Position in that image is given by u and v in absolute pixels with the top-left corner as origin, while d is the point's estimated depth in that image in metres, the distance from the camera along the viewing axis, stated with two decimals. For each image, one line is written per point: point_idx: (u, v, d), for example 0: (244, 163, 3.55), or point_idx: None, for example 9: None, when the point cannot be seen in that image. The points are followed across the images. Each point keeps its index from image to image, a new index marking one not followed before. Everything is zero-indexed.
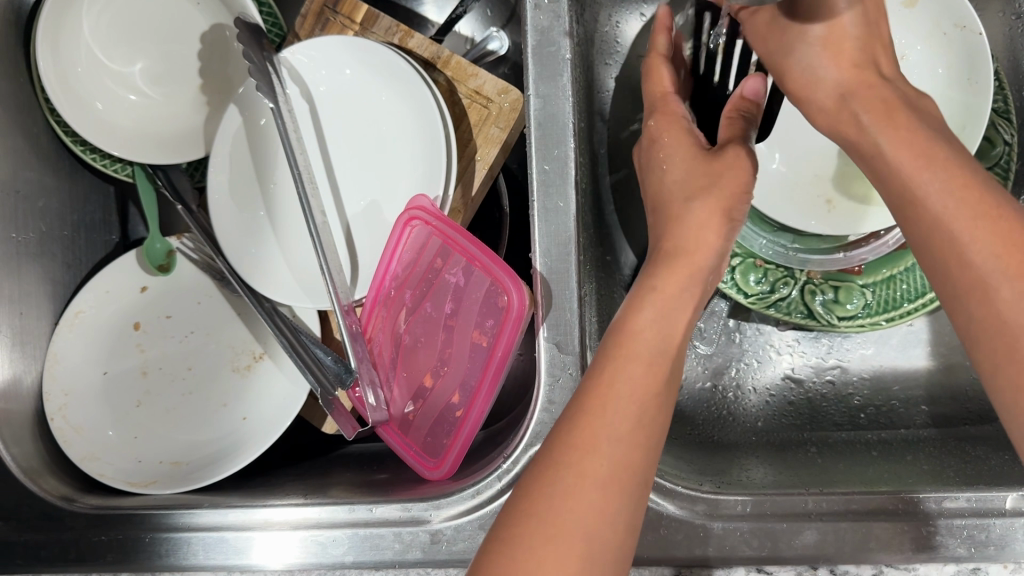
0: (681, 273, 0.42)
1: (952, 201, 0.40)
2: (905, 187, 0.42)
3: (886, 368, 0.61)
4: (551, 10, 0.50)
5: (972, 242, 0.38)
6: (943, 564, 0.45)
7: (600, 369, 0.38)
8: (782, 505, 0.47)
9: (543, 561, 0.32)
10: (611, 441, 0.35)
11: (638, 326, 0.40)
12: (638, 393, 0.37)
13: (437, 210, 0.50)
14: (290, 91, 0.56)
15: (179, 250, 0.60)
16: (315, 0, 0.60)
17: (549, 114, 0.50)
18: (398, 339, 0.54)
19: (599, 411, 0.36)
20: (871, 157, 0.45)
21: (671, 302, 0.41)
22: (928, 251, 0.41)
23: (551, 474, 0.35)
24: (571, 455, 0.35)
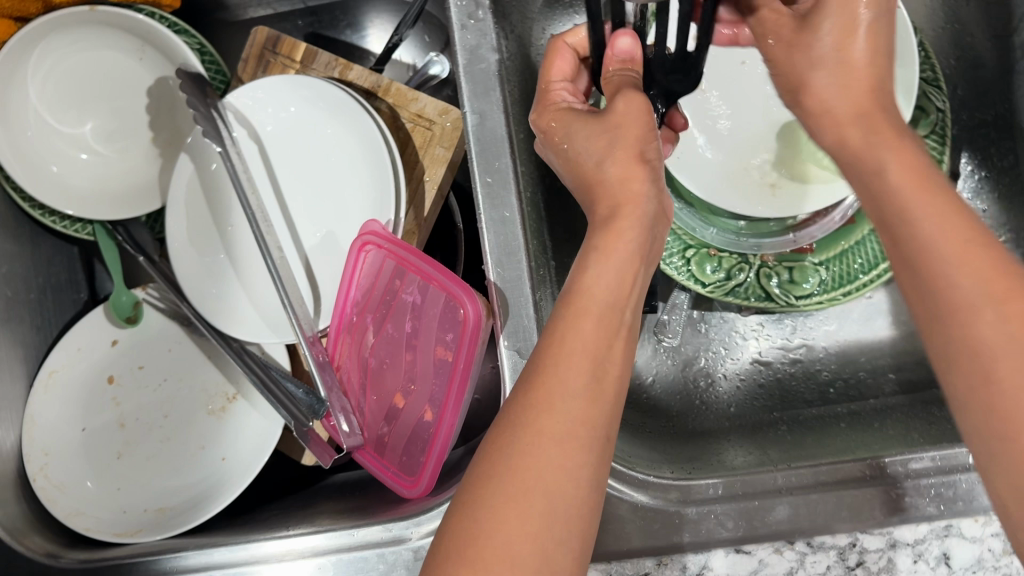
0: (621, 231, 0.42)
1: (972, 273, 0.35)
2: (922, 253, 0.36)
3: (850, 342, 0.62)
4: (478, 29, 0.51)
5: (989, 329, 0.33)
6: (917, 524, 0.46)
7: (549, 337, 0.39)
8: (752, 484, 0.48)
9: (505, 520, 0.34)
10: (566, 398, 0.37)
11: (585, 286, 0.41)
12: (587, 354, 0.38)
13: (388, 233, 0.51)
14: (237, 135, 0.58)
15: (146, 300, 0.61)
16: (255, 44, 0.61)
17: (487, 128, 0.51)
18: (365, 363, 0.55)
19: (552, 370, 0.38)
20: (890, 210, 0.39)
21: (614, 259, 0.42)
22: (933, 320, 0.36)
23: (510, 432, 0.36)
24: (528, 413, 0.37)
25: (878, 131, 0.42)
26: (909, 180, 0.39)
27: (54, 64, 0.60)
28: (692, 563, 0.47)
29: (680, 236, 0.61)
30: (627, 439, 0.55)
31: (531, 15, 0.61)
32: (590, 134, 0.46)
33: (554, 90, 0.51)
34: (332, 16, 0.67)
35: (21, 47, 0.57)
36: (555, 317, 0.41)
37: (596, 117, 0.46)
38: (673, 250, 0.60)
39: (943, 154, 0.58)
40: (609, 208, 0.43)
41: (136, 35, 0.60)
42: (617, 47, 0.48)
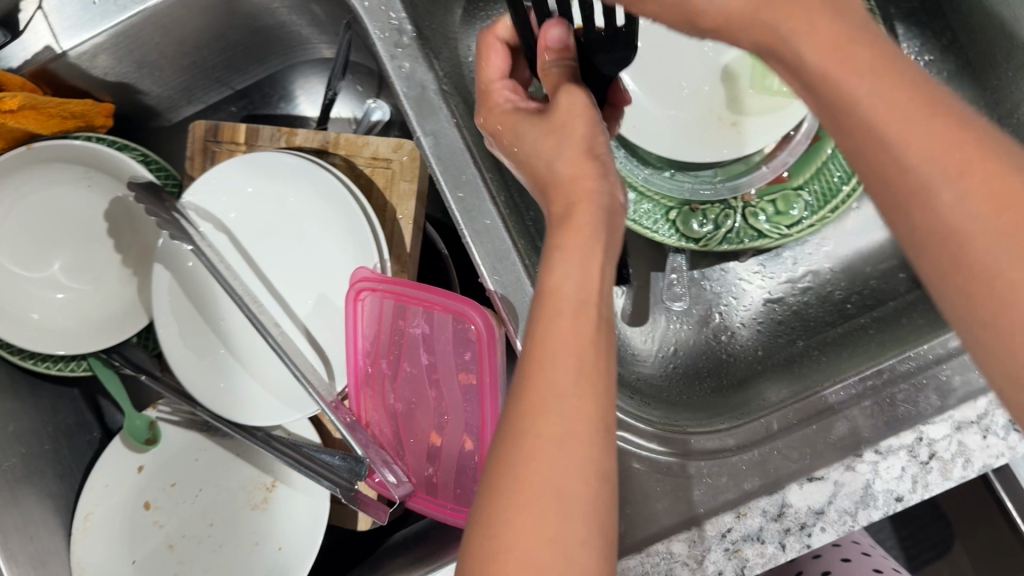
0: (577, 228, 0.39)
1: (934, 154, 0.29)
2: (860, 124, 0.31)
3: (851, 254, 0.63)
4: (408, 55, 0.51)
5: (951, 204, 0.29)
6: (973, 399, 0.46)
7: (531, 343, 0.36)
8: (805, 410, 0.49)
9: (519, 532, 0.31)
10: (557, 398, 0.34)
11: (559, 279, 0.37)
12: (571, 351, 0.35)
13: (379, 275, 0.51)
14: (204, 229, 0.57)
15: (159, 417, 0.60)
16: (196, 140, 0.61)
17: (444, 146, 0.51)
18: (392, 411, 0.54)
19: (539, 372, 0.35)
20: (810, 78, 0.33)
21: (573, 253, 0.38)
22: (890, 194, 0.31)
23: (508, 446, 0.33)
24: (523, 420, 0.34)
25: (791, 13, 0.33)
26: (839, 57, 0.32)
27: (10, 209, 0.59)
28: (770, 505, 0.47)
29: (659, 201, 0.61)
30: (670, 408, 0.55)
31: (453, 35, 0.62)
32: (539, 135, 0.44)
33: (495, 87, 0.48)
34: (262, 94, 0.68)
35: None
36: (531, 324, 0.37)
37: (541, 115, 0.45)
38: (657, 217, 0.60)
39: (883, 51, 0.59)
40: (563, 208, 0.41)
41: (82, 162, 0.60)
42: (550, 38, 0.45)
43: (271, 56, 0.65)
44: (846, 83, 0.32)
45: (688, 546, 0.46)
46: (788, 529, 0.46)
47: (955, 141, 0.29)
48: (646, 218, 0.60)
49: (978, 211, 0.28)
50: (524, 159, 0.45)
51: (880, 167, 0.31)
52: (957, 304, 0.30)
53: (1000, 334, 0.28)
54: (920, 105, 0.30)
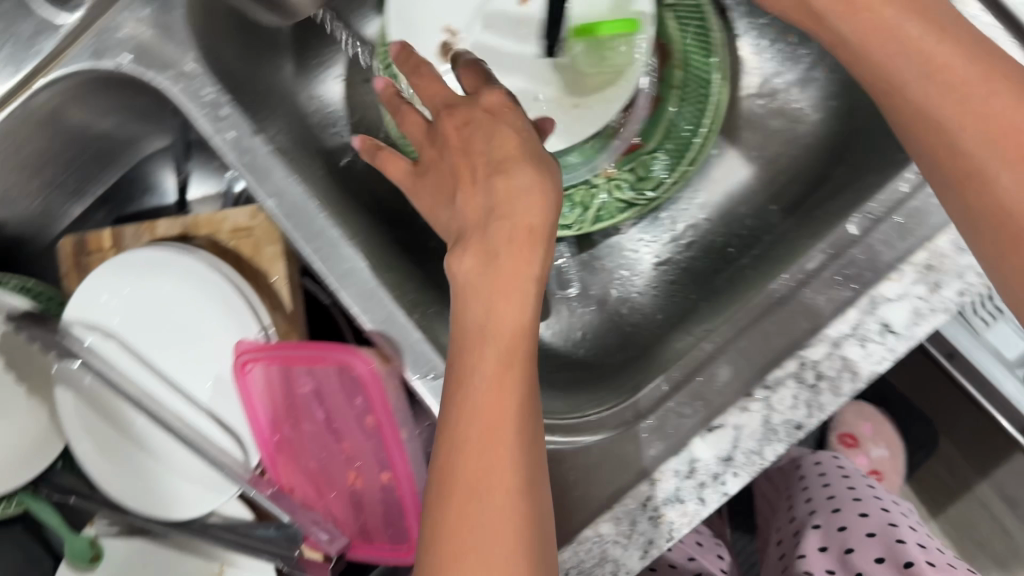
0: (513, 236, 0.39)
1: (983, 135, 0.37)
2: (922, 112, 0.39)
3: (722, 199, 0.64)
4: (232, 124, 0.51)
5: (1009, 178, 0.36)
6: (843, 312, 0.47)
7: (484, 382, 0.38)
8: (692, 362, 0.49)
9: (493, 552, 0.35)
10: (512, 423, 0.37)
11: (495, 291, 0.38)
12: (516, 380, 0.38)
13: (260, 345, 0.51)
14: (89, 343, 0.57)
15: (98, 533, 0.60)
16: (67, 257, 0.62)
17: (290, 202, 0.51)
18: (310, 471, 0.54)
19: (494, 396, 0.37)
20: (860, 52, 0.42)
21: (506, 284, 0.38)
22: (937, 169, 0.39)
23: (460, 479, 0.36)
24: (477, 442, 0.37)
25: None
26: (870, 24, 0.41)
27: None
28: (679, 464, 0.47)
29: None
30: (576, 393, 0.56)
31: (289, 90, 0.63)
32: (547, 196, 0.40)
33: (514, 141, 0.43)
34: (124, 192, 0.68)
35: None
36: (473, 344, 0.39)
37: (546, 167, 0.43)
38: None
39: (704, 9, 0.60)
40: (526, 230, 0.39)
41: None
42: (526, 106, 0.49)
43: (119, 155, 0.65)
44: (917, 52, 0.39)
45: (614, 524, 0.47)
46: (703, 483, 0.47)
47: (997, 119, 0.37)
48: None
49: (1005, 159, 0.36)
50: (530, 217, 0.39)
51: (937, 145, 0.39)
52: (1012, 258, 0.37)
53: None
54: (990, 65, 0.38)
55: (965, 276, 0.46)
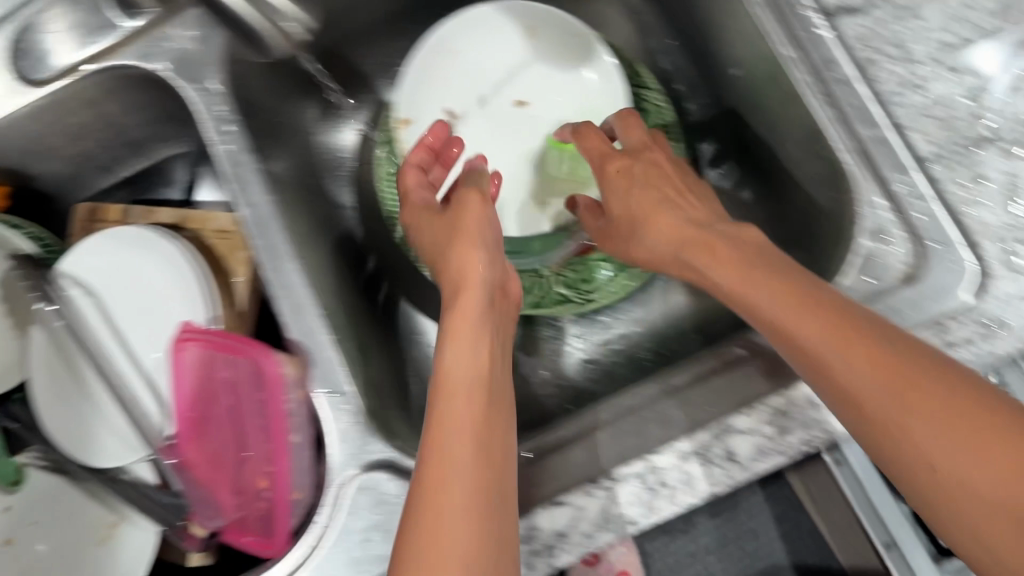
0: (482, 378, 0.48)
1: (1003, 469, 0.38)
2: (899, 412, 0.41)
3: (657, 320, 0.70)
4: (234, 138, 0.60)
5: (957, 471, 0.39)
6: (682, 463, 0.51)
7: (440, 373, 0.48)
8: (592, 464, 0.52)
9: (847, 381, 0.43)
10: (852, 377, 0.43)
11: (434, 468, 0.42)
12: (851, 351, 0.43)
13: (201, 329, 0.59)
14: (71, 293, 0.65)
15: (29, 462, 0.67)
16: (77, 218, 0.69)
17: (263, 216, 0.59)
18: (214, 454, 0.59)
19: (831, 370, 0.44)
20: (857, 390, 0.43)
21: (908, 386, 0.41)
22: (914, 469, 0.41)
23: (888, 444, 0.42)
24: (820, 375, 0.44)
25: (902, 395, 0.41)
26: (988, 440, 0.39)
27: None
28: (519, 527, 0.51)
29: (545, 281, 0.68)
30: None
31: (277, 92, 0.68)
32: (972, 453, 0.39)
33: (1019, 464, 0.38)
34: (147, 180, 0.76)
35: None
36: (434, 399, 0.47)
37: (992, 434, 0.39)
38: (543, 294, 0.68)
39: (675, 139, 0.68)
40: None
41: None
42: None
43: (155, 148, 0.73)
44: (929, 407, 0.40)
45: None
46: (536, 550, 0.50)
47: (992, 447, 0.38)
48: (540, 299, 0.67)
49: (1003, 480, 0.38)
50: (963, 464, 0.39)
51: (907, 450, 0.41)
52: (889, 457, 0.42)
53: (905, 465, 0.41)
54: (989, 430, 0.39)
55: (809, 427, 0.51)
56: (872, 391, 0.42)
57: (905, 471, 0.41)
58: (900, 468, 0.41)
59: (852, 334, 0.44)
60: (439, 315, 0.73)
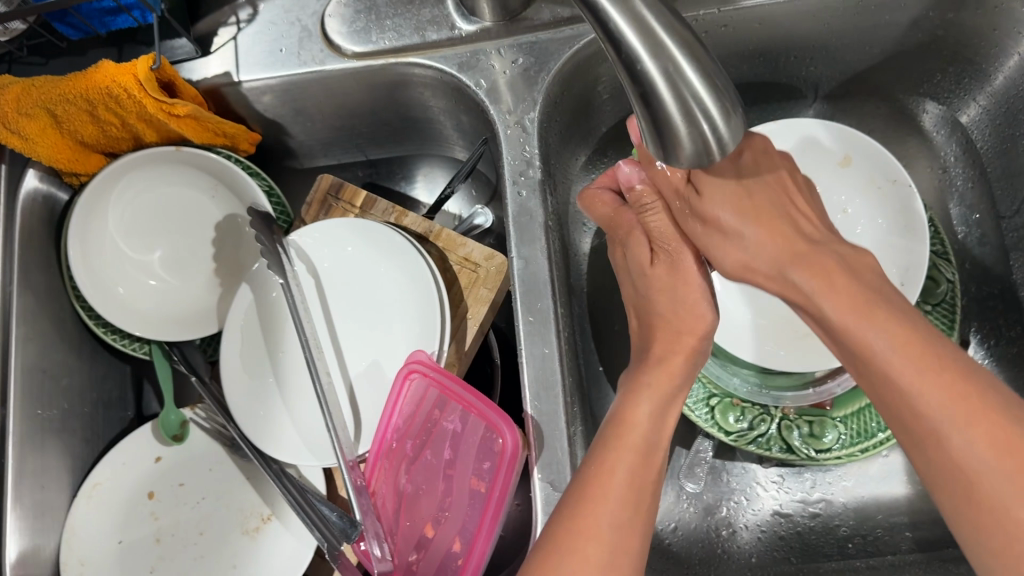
0: (632, 529, 0.43)
1: None
2: (956, 449, 0.39)
3: (869, 499, 0.64)
4: (528, 185, 0.56)
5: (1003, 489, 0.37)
6: None
7: (578, 509, 0.43)
8: None
9: (916, 388, 0.40)
10: (917, 391, 0.40)
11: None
12: (912, 361, 0.41)
13: (434, 363, 0.54)
14: (297, 269, 0.62)
15: (193, 420, 0.63)
16: (320, 189, 0.67)
17: (532, 273, 0.55)
18: (400, 491, 0.57)
19: (895, 382, 0.41)
20: (918, 420, 0.40)
21: (968, 409, 0.39)
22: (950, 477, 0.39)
23: (928, 439, 0.40)
24: (883, 385, 0.42)
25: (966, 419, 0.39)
26: None
27: (115, 198, 0.65)
28: None
29: (770, 423, 0.62)
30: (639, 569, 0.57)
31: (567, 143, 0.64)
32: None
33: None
34: (389, 169, 0.72)
35: (116, 170, 0.64)
36: (559, 551, 0.42)
37: None
38: (764, 437, 0.62)
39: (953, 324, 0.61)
40: None
41: (179, 161, 0.65)
42: None
43: (412, 140, 0.70)
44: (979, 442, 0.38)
45: None
46: None
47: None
48: (757, 440, 0.62)
49: None
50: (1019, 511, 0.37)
51: (961, 483, 0.39)
52: (948, 491, 0.39)
53: (962, 492, 0.39)
54: None
55: None
56: (930, 410, 0.40)
57: (965, 525, 0.39)
58: (970, 519, 0.39)
59: (914, 360, 0.41)
60: None
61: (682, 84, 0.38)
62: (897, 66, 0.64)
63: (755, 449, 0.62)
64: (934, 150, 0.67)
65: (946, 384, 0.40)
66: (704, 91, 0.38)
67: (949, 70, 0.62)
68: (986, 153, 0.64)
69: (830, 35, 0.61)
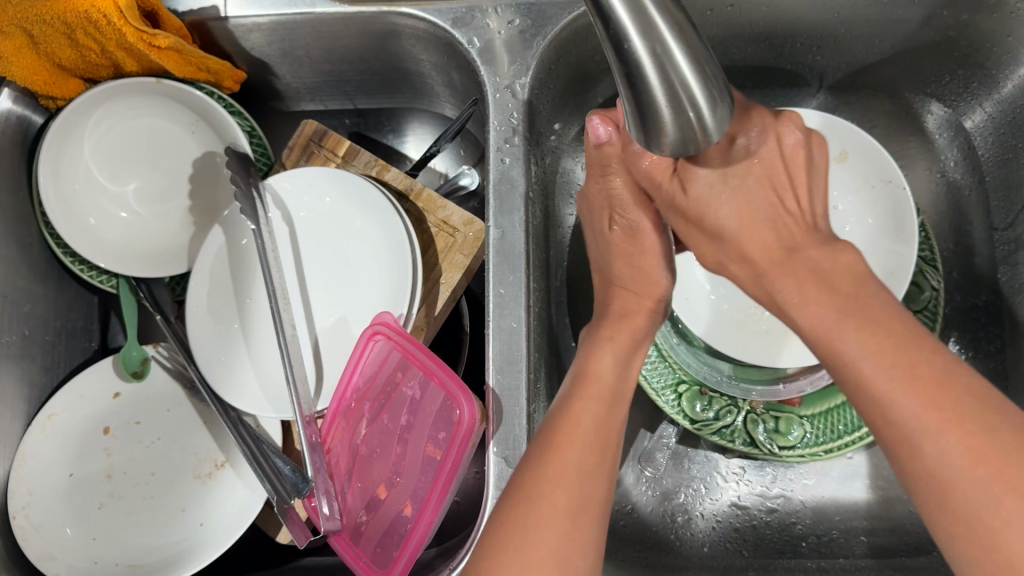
0: (598, 477, 0.43)
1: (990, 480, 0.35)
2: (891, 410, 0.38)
3: (827, 499, 0.63)
4: (512, 152, 0.55)
5: (945, 456, 0.36)
6: None
7: (550, 453, 0.43)
8: None
9: (855, 345, 0.39)
10: (852, 346, 0.39)
11: (527, 558, 0.39)
12: (843, 319, 0.40)
13: (398, 326, 0.53)
14: (272, 215, 0.61)
15: (154, 357, 0.62)
16: (303, 135, 0.65)
17: (507, 244, 0.54)
18: (355, 450, 0.56)
19: (836, 343, 0.40)
20: (857, 382, 0.39)
21: (907, 361, 0.38)
22: (892, 441, 0.38)
23: (867, 400, 0.39)
24: (826, 347, 0.41)
25: (903, 374, 0.38)
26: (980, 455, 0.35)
27: (93, 125, 0.63)
28: None
29: (735, 415, 0.62)
30: None
31: (558, 112, 0.62)
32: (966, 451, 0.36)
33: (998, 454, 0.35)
34: (378, 119, 0.70)
35: (95, 96, 0.62)
36: (528, 496, 0.41)
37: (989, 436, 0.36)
38: (728, 429, 0.61)
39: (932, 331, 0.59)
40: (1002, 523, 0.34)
41: (159, 92, 0.63)
42: None
43: (403, 93, 0.68)
44: (905, 400, 0.37)
45: None
46: None
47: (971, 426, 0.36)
48: (721, 430, 0.61)
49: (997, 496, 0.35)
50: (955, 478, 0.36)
51: (896, 442, 0.38)
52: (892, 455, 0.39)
53: (905, 457, 0.38)
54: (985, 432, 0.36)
55: None
56: (866, 370, 0.39)
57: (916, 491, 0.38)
58: (913, 482, 0.38)
59: (848, 322, 0.40)
60: None
61: (669, 66, 0.36)
62: (906, 63, 0.62)
63: (717, 440, 0.61)
64: (934, 153, 0.65)
65: (873, 339, 0.39)
66: (692, 76, 0.37)
67: (958, 72, 0.61)
68: (987, 161, 0.62)
69: (839, 25, 0.59)
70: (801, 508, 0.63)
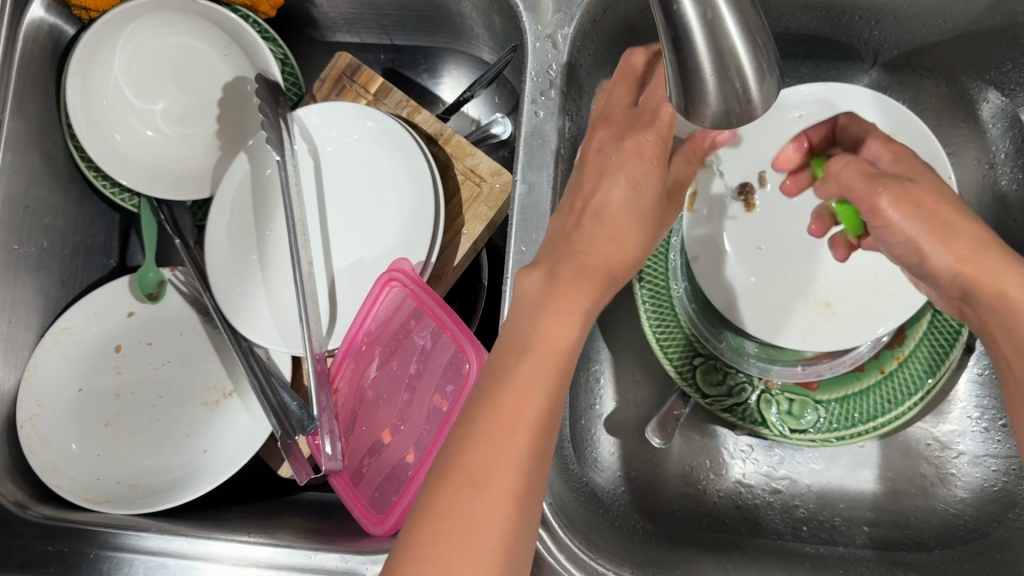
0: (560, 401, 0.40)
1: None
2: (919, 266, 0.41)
3: (833, 486, 0.63)
4: (547, 106, 0.53)
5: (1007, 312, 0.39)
6: None
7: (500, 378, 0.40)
8: None
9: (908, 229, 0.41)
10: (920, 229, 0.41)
11: (467, 484, 0.35)
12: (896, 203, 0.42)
13: (415, 274, 0.53)
14: (297, 147, 0.60)
15: (171, 281, 0.63)
16: (335, 68, 0.64)
17: (533, 200, 0.52)
18: (363, 394, 0.56)
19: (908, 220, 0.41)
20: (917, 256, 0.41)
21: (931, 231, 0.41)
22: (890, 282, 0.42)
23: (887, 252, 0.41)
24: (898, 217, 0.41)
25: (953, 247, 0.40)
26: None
27: (125, 40, 0.62)
28: None
29: (750, 394, 0.61)
30: (586, 514, 0.56)
31: (599, 68, 0.60)
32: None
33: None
34: (413, 57, 0.69)
35: (130, 10, 0.61)
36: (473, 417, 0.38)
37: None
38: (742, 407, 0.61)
39: (960, 327, 0.58)
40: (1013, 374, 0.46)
41: (194, 12, 0.62)
42: None
43: (440, 32, 0.66)
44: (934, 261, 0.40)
45: None
46: None
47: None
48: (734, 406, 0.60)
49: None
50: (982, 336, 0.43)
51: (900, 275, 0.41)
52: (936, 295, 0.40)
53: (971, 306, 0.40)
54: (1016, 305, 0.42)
55: None
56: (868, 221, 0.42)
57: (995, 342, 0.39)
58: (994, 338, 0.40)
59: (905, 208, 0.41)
60: (621, 351, 0.67)
61: (720, 34, 0.34)
62: (968, 47, 0.59)
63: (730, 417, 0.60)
64: (984, 143, 0.63)
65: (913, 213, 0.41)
66: (742, 45, 0.35)
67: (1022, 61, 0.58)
68: None
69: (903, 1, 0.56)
70: (806, 493, 0.63)
